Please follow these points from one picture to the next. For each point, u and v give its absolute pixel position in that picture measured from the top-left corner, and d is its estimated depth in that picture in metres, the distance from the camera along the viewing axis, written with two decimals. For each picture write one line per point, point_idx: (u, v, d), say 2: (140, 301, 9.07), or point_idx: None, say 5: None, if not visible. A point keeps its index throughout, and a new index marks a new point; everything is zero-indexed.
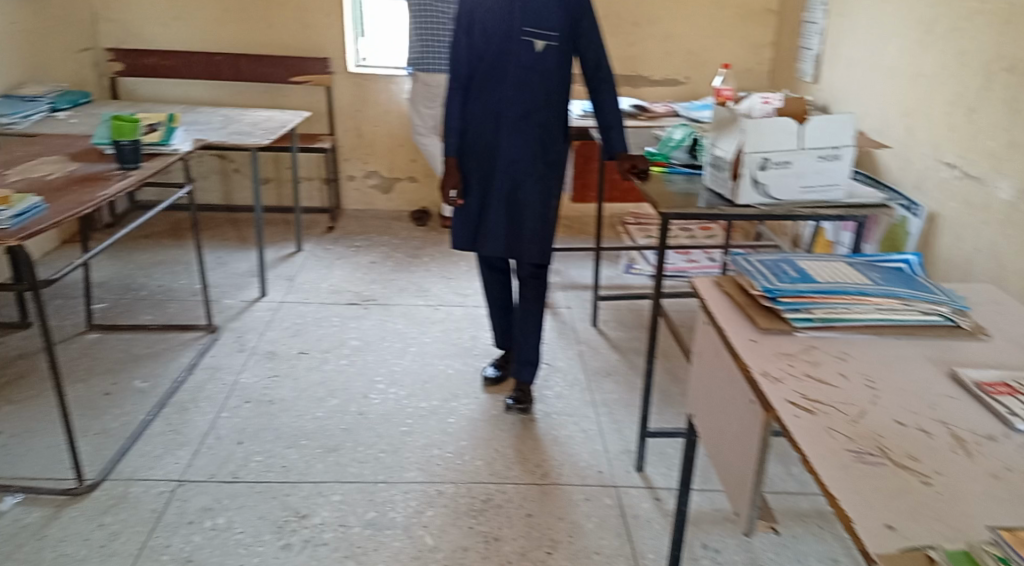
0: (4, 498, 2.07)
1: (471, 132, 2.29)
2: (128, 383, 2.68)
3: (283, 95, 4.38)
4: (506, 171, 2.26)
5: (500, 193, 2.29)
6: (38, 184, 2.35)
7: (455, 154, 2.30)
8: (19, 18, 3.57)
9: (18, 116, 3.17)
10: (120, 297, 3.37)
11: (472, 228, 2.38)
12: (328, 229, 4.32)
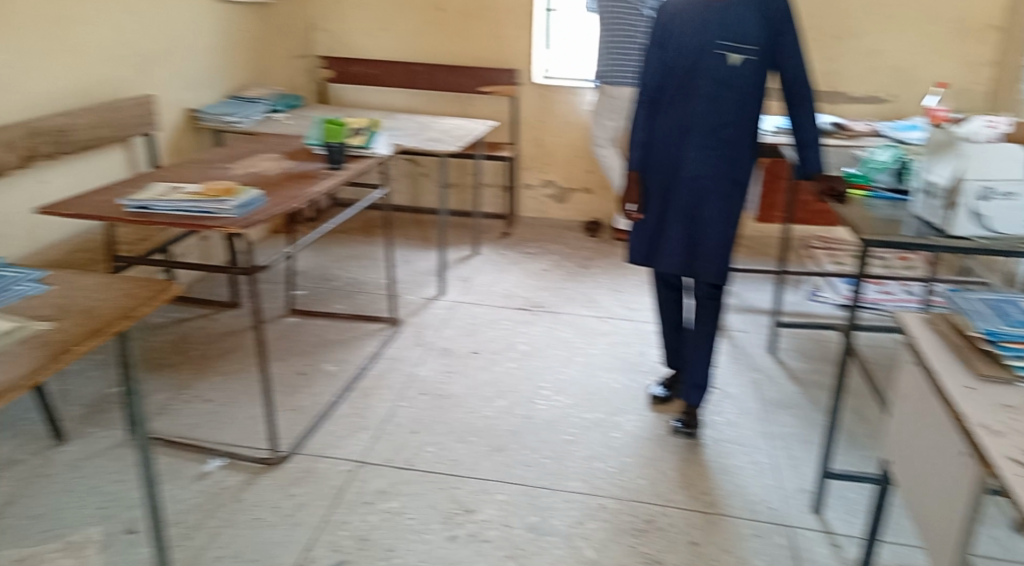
0: (210, 459, 2.30)
1: (655, 146, 2.27)
2: (319, 365, 2.89)
3: (472, 104, 4.55)
4: (687, 187, 2.20)
5: (679, 209, 2.23)
6: (258, 179, 2.59)
7: (637, 168, 2.32)
8: (249, 28, 3.96)
9: (241, 116, 3.48)
10: (316, 286, 3.65)
11: (648, 243, 2.34)
12: (503, 235, 4.43)
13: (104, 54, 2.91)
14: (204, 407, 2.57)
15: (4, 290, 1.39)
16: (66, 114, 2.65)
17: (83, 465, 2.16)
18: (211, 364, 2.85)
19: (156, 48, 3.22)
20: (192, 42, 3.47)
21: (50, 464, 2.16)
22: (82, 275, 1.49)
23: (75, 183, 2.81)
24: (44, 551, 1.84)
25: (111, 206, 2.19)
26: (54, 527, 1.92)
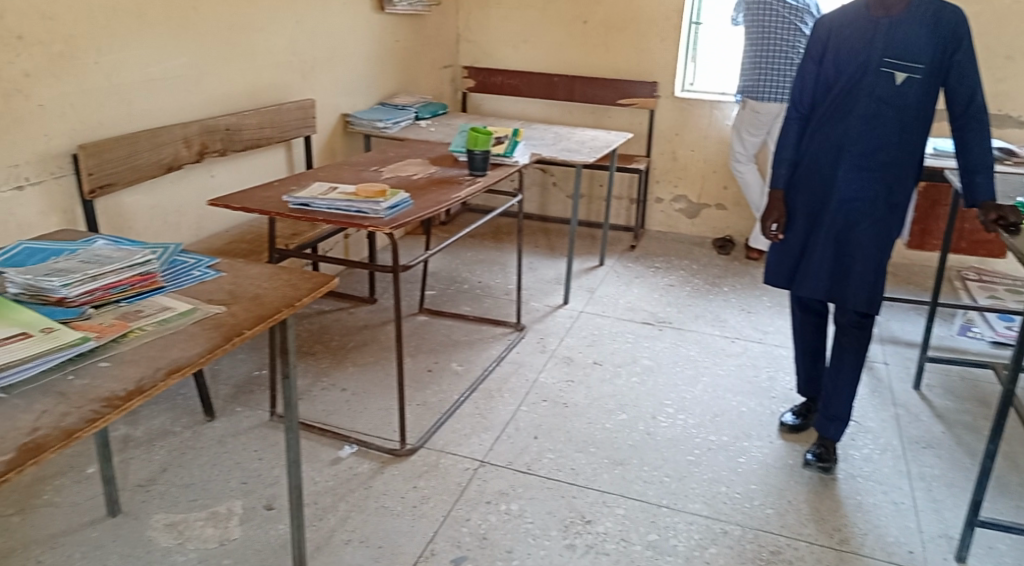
0: (344, 446, 2.41)
1: (804, 164, 2.19)
2: (447, 364, 2.98)
3: (609, 117, 4.55)
4: (839, 209, 2.10)
5: (829, 232, 2.13)
6: (404, 183, 2.71)
7: (783, 186, 2.23)
8: (401, 37, 4.13)
9: (390, 121, 3.64)
10: (446, 287, 3.75)
11: (791, 265, 2.27)
12: (630, 247, 4.39)
13: (272, 60, 3.13)
14: (340, 395, 2.70)
15: (183, 273, 1.52)
16: (236, 115, 2.87)
17: (230, 441, 2.32)
18: (347, 356, 2.99)
19: (318, 55, 3.42)
20: (349, 50, 3.66)
21: (201, 438, 2.33)
22: (249, 264, 1.61)
23: (240, 179, 3.03)
24: (193, 518, 1.98)
25: (273, 202, 2.35)
26: (202, 497, 2.06)
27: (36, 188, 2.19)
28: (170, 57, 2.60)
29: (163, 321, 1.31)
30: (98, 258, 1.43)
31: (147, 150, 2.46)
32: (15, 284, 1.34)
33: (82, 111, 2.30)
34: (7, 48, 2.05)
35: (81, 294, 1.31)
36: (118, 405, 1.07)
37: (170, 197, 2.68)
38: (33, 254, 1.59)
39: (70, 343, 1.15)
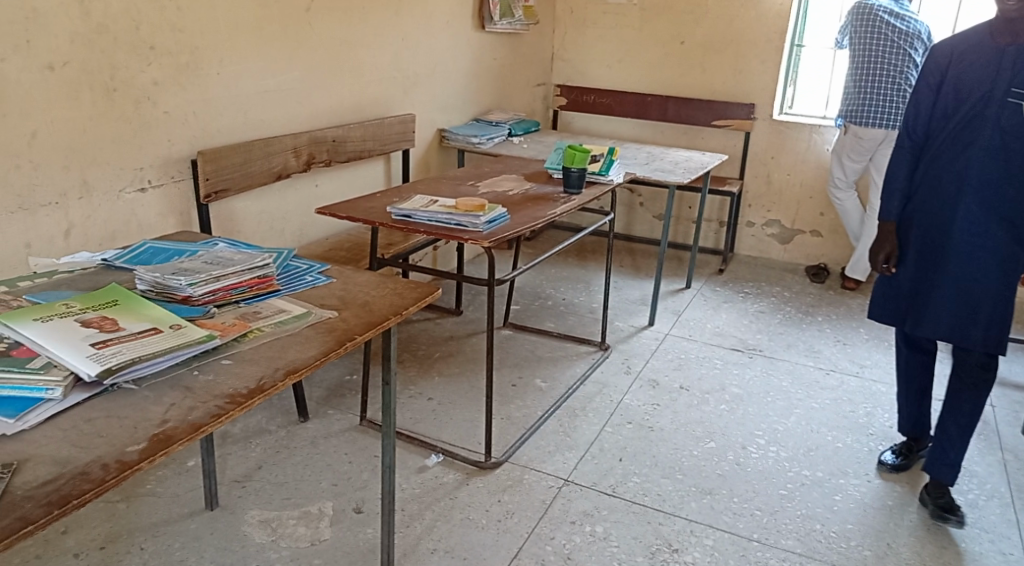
0: (431, 455, 2.44)
1: (919, 196, 2.10)
2: (531, 380, 2.97)
3: (702, 138, 4.49)
4: (961, 246, 2.00)
5: (950, 270, 2.03)
6: (500, 198, 2.73)
7: (895, 219, 2.14)
8: (498, 55, 4.19)
9: (485, 137, 3.68)
10: (531, 302, 3.76)
11: (902, 301, 2.18)
12: (719, 270, 4.30)
13: (376, 75, 3.21)
14: (426, 404, 2.74)
15: (297, 278, 1.59)
16: (342, 127, 2.97)
17: (322, 443, 2.38)
18: (433, 365, 3.02)
19: (418, 71, 3.50)
20: (448, 66, 3.73)
21: (294, 438, 2.40)
22: (357, 272, 1.67)
23: (340, 190, 3.12)
24: (286, 516, 2.04)
25: (376, 212, 2.42)
26: (295, 496, 2.12)
27: (157, 191, 2.31)
28: (282, 70, 2.71)
29: (279, 323, 1.37)
30: (219, 261, 1.51)
31: (259, 158, 2.57)
32: (144, 281, 1.43)
33: (202, 119, 2.42)
34: (139, 57, 2.18)
35: (204, 293, 1.39)
36: (240, 402, 1.13)
37: (277, 204, 2.78)
38: (157, 253, 1.68)
39: (197, 341, 1.22)
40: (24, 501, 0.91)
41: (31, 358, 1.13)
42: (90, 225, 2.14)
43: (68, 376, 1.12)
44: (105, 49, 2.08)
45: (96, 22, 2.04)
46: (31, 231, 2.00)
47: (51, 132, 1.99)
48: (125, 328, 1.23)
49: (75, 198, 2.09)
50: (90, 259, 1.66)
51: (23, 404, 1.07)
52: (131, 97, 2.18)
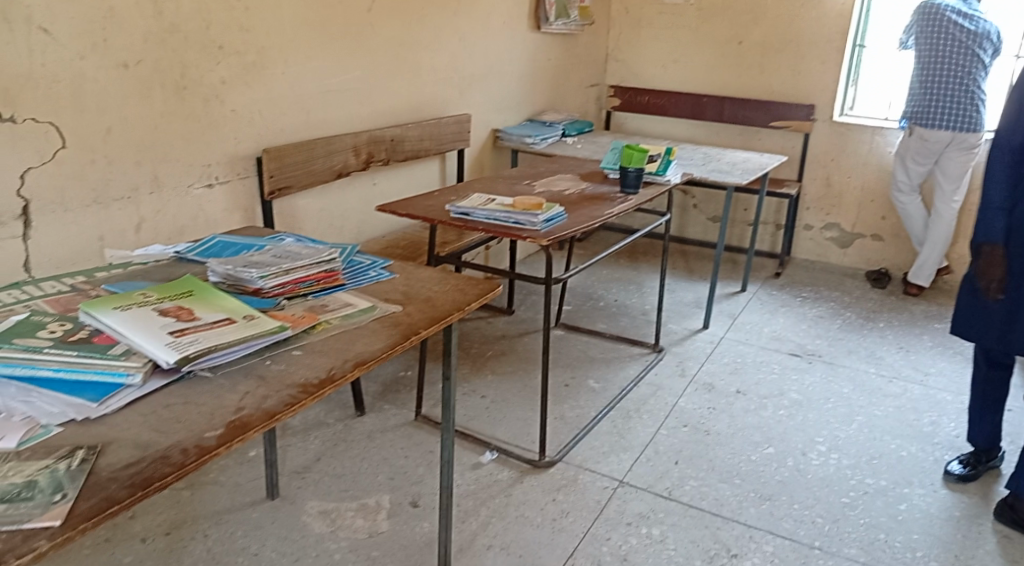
0: (485, 452, 2.45)
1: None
2: (584, 380, 2.96)
3: (759, 139, 4.41)
4: None
5: None
6: (556, 197, 2.73)
7: (1002, 236, 2.01)
8: (553, 55, 4.18)
9: (539, 137, 3.68)
10: (583, 303, 3.74)
11: (1000, 322, 2.07)
12: (775, 273, 4.23)
13: (434, 75, 3.23)
14: (480, 402, 2.74)
15: (361, 273, 1.61)
16: (400, 127, 3.00)
17: (378, 437, 2.40)
18: (487, 364, 3.03)
19: (474, 71, 3.51)
20: (504, 66, 3.74)
21: (351, 432, 2.42)
22: (419, 268, 1.68)
23: (397, 188, 3.15)
24: (344, 508, 2.07)
25: (435, 209, 2.44)
26: (352, 488, 2.15)
27: (223, 187, 2.37)
28: (344, 70, 2.74)
29: (346, 316, 1.39)
30: (288, 254, 1.54)
31: (321, 156, 2.61)
32: (217, 273, 1.47)
33: (267, 117, 2.47)
34: (208, 56, 2.23)
35: (274, 286, 1.43)
36: (312, 392, 1.15)
37: (337, 202, 2.82)
38: (227, 247, 1.73)
39: (270, 331, 1.25)
40: (109, 482, 0.94)
41: (111, 345, 1.17)
42: (160, 219, 2.20)
43: (147, 363, 1.15)
44: (176, 48, 2.14)
45: (168, 21, 2.10)
46: (104, 224, 2.06)
47: (125, 128, 2.05)
48: (200, 318, 1.26)
49: (146, 192, 2.15)
50: (163, 251, 1.71)
51: (104, 389, 1.10)
52: (200, 95, 2.23)
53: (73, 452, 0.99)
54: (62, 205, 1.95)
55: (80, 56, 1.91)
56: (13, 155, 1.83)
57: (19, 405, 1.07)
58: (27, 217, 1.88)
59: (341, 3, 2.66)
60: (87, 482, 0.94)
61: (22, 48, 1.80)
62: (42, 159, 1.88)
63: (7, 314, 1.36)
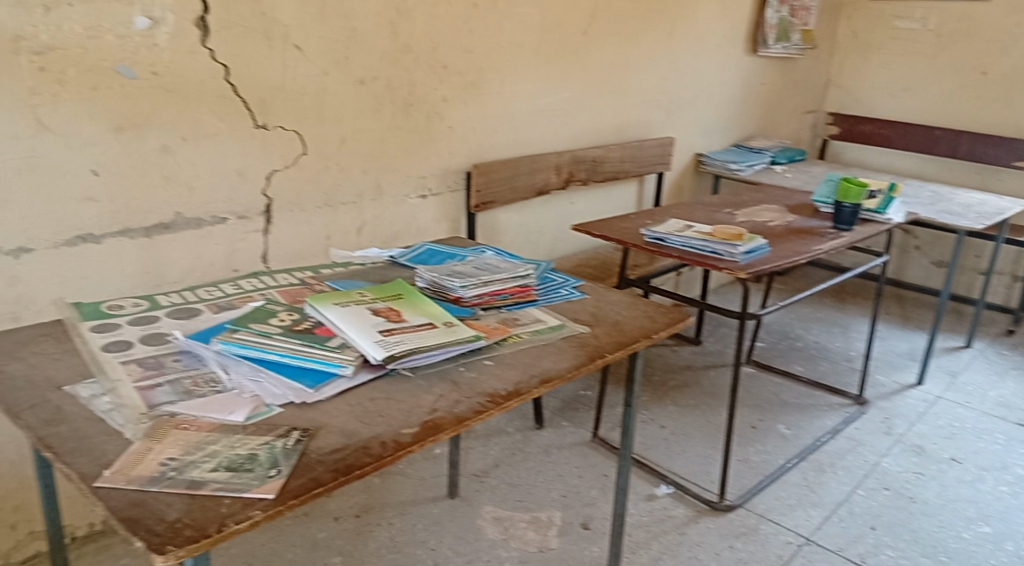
0: (661, 484, 2.40)
1: None
2: (773, 424, 2.81)
3: (999, 179, 3.98)
4: None
5: None
6: (761, 229, 2.63)
7: None
8: (768, 80, 4.04)
9: (745, 164, 3.55)
10: (778, 341, 3.56)
11: None
12: (1007, 331, 3.78)
13: (641, 97, 3.24)
14: (659, 432, 2.70)
15: (554, 290, 1.65)
16: (603, 147, 3.03)
17: (555, 452, 2.44)
18: (669, 393, 2.97)
19: (684, 94, 3.47)
20: (714, 90, 3.66)
21: (529, 443, 2.47)
22: (611, 290, 1.69)
23: (595, 208, 3.18)
24: (518, 518, 2.11)
25: (631, 233, 2.44)
26: (527, 500, 2.19)
27: (435, 198, 2.52)
28: (555, 91, 2.82)
29: (536, 332, 1.43)
30: (487, 266, 1.61)
31: (525, 173, 2.70)
32: (424, 280, 1.57)
33: (480, 134, 2.59)
34: (434, 76, 2.39)
35: (473, 296, 1.50)
36: (499, 402, 1.20)
37: (535, 218, 2.90)
38: (433, 255, 1.84)
39: (467, 339, 1.31)
40: (317, 464, 1.03)
41: (329, 338, 1.29)
42: (378, 225, 2.38)
43: (358, 357, 1.25)
44: (407, 67, 2.31)
45: (402, 43, 2.27)
46: (330, 225, 2.26)
47: (356, 139, 2.25)
48: (406, 320, 1.35)
49: (368, 199, 2.33)
50: (379, 255, 1.85)
51: (320, 377, 1.21)
52: (424, 111, 2.40)
53: (290, 432, 1.09)
54: (298, 206, 2.17)
55: (324, 72, 2.12)
56: (263, 158, 2.06)
57: (249, 383, 1.21)
58: (269, 214, 2.11)
59: (559, 26, 2.74)
60: (299, 461, 1.03)
61: (278, 64, 2.02)
62: (285, 163, 2.11)
63: (246, 300, 1.54)
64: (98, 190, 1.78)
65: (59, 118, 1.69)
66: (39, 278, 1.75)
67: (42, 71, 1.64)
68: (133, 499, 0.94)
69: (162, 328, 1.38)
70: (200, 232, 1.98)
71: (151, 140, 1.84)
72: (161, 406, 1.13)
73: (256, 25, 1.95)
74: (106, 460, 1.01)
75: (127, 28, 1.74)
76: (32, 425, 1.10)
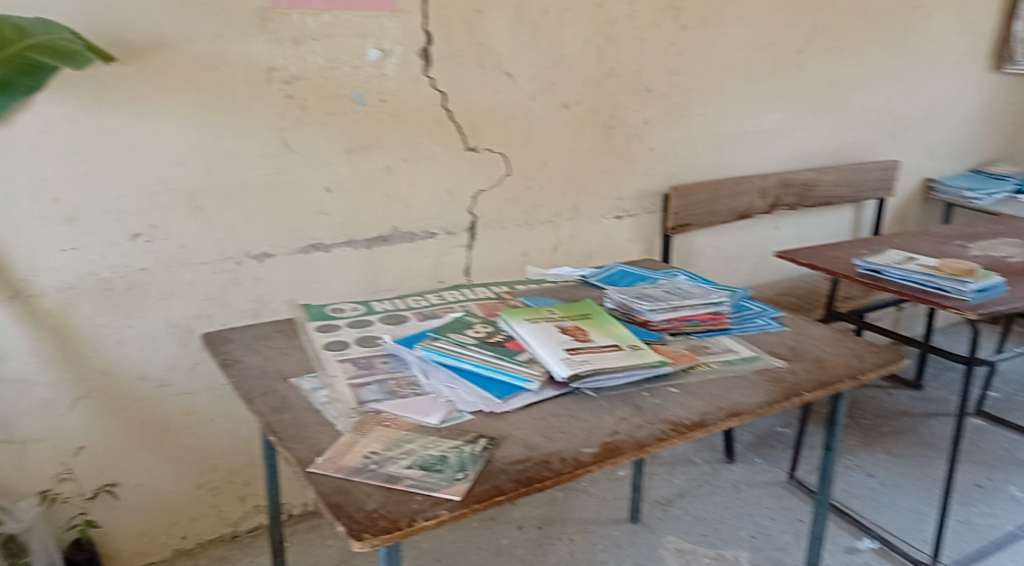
0: (863, 537, 2.22)
1: None
2: (1003, 485, 2.50)
3: None
4: None
5: None
6: (997, 265, 2.36)
7: None
8: (1017, 99, 3.62)
9: (982, 192, 3.20)
10: (1016, 392, 3.17)
11: None
12: None
13: (862, 119, 3.04)
14: (865, 481, 2.50)
15: (749, 320, 1.60)
16: (816, 170, 2.87)
17: (745, 489, 2.34)
18: (878, 440, 2.74)
19: (911, 114, 3.21)
20: (949, 110, 3.35)
21: (718, 476, 2.40)
22: (814, 324, 1.60)
23: (802, 235, 3.03)
24: (701, 552, 2.05)
25: (841, 263, 2.29)
26: (712, 535, 2.12)
27: (631, 220, 2.53)
28: (765, 112, 2.73)
29: (727, 362, 1.40)
30: (679, 291, 1.60)
31: (727, 196, 2.63)
32: (613, 301, 1.59)
33: (681, 156, 2.57)
34: (637, 98, 2.41)
35: (662, 320, 1.49)
36: (683, 432, 1.19)
37: (736, 243, 2.82)
38: (625, 276, 1.85)
39: (653, 364, 1.31)
40: (500, 473, 1.08)
41: (519, 352, 1.34)
42: (573, 244, 2.43)
43: (544, 373, 1.29)
44: (611, 91, 2.35)
45: (608, 66, 2.31)
46: (528, 243, 2.34)
47: (558, 161, 2.31)
48: (594, 340, 1.37)
49: (566, 218, 2.39)
50: (571, 274, 1.90)
51: (508, 389, 1.27)
52: (625, 133, 2.42)
53: (477, 439, 1.15)
54: (500, 224, 2.27)
55: (532, 97, 2.21)
56: (471, 178, 2.18)
57: (444, 389, 1.28)
58: (473, 230, 2.23)
59: (773, 46, 2.65)
60: (484, 468, 1.09)
61: (490, 90, 2.13)
62: (490, 183, 2.21)
63: (447, 310, 1.64)
64: (328, 204, 1.98)
65: (301, 139, 1.90)
66: (276, 281, 1.97)
67: (289, 97, 1.86)
68: (338, 485, 1.04)
69: (374, 331, 1.51)
70: (412, 245, 2.14)
71: (375, 161, 2.01)
72: (368, 403, 1.24)
73: (473, 54, 2.07)
74: (319, 449, 1.13)
75: (360, 59, 1.92)
76: (262, 410, 1.25)
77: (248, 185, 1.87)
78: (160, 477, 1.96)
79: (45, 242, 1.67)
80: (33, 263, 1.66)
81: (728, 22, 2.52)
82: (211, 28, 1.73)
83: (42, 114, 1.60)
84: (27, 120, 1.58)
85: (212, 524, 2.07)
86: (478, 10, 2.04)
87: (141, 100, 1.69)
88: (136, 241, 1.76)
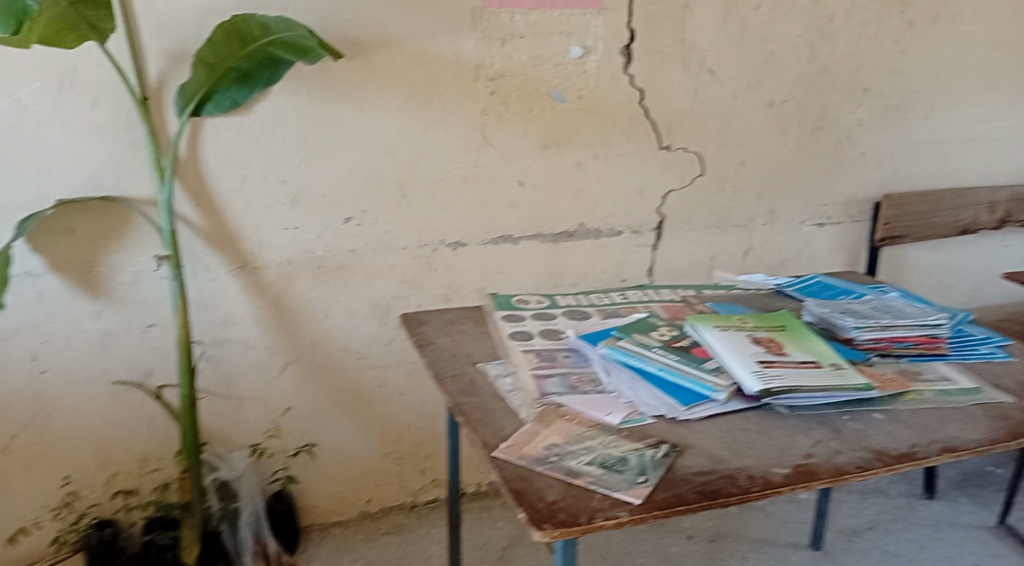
0: None
1: None
2: None
3: None
4: None
5: None
6: None
7: None
8: None
9: None
10: None
11: None
12: None
13: None
14: None
15: (970, 347, 1.44)
16: None
17: (944, 530, 2.13)
18: None
19: None
20: None
21: (913, 512, 2.20)
22: None
23: None
24: None
25: None
26: None
27: (833, 228, 2.38)
28: (999, 116, 2.45)
29: (942, 392, 1.28)
30: (888, 309, 1.48)
31: (947, 209, 2.39)
32: (812, 314, 1.50)
33: (896, 162, 2.37)
34: (852, 98, 2.25)
35: (868, 339, 1.39)
36: (888, 463, 1.10)
37: (952, 259, 2.57)
38: (825, 289, 1.74)
39: (857, 387, 1.22)
40: (683, 482, 1.05)
41: (706, 359, 1.30)
42: (766, 250, 2.32)
43: (733, 384, 1.25)
44: (823, 90, 2.21)
45: (821, 64, 2.18)
46: (718, 246, 2.27)
47: (758, 162, 2.22)
48: (790, 354, 1.30)
49: (761, 223, 2.29)
50: (764, 282, 1.81)
51: (693, 397, 1.23)
52: (835, 136, 2.27)
53: (660, 444, 1.13)
54: (690, 225, 2.21)
55: (736, 96, 2.13)
56: (664, 177, 2.14)
57: (626, 389, 1.27)
58: (661, 230, 2.19)
59: (1015, 43, 2.38)
60: (666, 475, 1.06)
61: (691, 87, 2.08)
62: (683, 183, 2.16)
63: (631, 309, 1.62)
64: (521, 198, 2.03)
65: (501, 134, 1.95)
66: (467, 268, 2.04)
67: (493, 93, 1.92)
68: (520, 474, 1.06)
69: (558, 325, 1.52)
70: (598, 242, 2.14)
71: (570, 156, 2.03)
72: (551, 396, 1.25)
73: (676, 51, 2.03)
74: (503, 435, 1.15)
75: (563, 56, 1.94)
76: (451, 391, 1.30)
77: (450, 177, 1.95)
78: (351, 443, 2.10)
79: (272, 221, 1.83)
80: (260, 239, 1.84)
81: (964, 17, 2.28)
82: (427, 27, 1.82)
83: (277, 104, 1.75)
84: (264, 110, 1.75)
85: (394, 492, 2.20)
86: (686, 6, 1.99)
87: (361, 93, 1.81)
88: (347, 224, 1.90)
